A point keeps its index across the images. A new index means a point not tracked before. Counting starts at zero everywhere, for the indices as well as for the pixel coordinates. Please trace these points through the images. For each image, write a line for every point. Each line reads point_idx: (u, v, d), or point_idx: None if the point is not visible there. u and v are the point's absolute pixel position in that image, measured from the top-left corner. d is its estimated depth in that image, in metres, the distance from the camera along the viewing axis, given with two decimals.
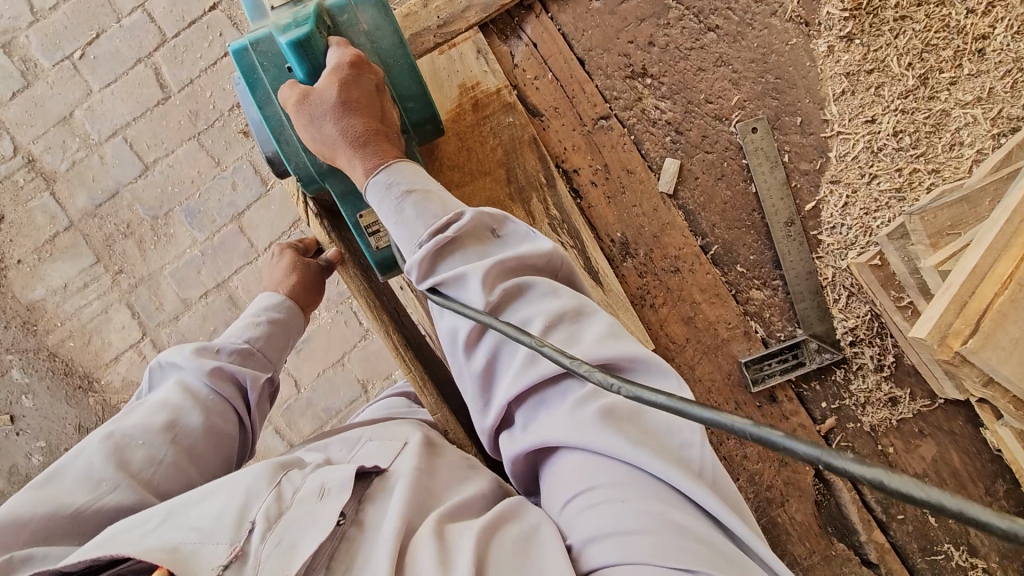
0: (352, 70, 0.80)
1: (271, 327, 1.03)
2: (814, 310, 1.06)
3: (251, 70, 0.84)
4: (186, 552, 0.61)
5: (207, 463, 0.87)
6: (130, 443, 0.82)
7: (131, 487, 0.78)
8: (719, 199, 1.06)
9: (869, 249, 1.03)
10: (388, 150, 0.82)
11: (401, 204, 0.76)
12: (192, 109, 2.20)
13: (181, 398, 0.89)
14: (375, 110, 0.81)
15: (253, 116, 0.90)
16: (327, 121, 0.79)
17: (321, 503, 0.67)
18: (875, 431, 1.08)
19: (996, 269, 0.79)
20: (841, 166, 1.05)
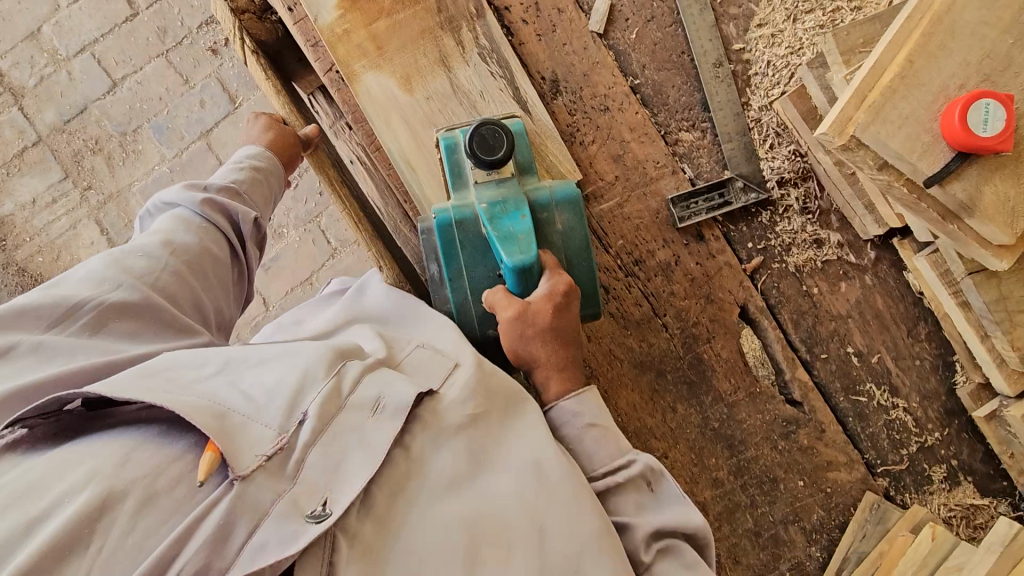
0: (564, 296, 0.84)
1: (255, 174, 1.03)
2: (741, 151, 1.08)
3: (450, 244, 0.91)
4: (234, 424, 0.65)
5: (209, 281, 0.91)
6: (130, 255, 0.85)
7: (135, 287, 0.82)
8: (650, 40, 1.08)
9: (794, 84, 1.05)
10: (574, 375, 0.86)
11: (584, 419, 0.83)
12: (160, 26, 2.21)
13: (175, 224, 0.91)
14: (566, 340, 0.85)
15: (433, 271, 0.95)
16: (537, 342, 0.84)
17: (374, 418, 0.71)
18: (800, 272, 1.10)
19: (892, 60, 0.79)
20: (768, 8, 1.06)
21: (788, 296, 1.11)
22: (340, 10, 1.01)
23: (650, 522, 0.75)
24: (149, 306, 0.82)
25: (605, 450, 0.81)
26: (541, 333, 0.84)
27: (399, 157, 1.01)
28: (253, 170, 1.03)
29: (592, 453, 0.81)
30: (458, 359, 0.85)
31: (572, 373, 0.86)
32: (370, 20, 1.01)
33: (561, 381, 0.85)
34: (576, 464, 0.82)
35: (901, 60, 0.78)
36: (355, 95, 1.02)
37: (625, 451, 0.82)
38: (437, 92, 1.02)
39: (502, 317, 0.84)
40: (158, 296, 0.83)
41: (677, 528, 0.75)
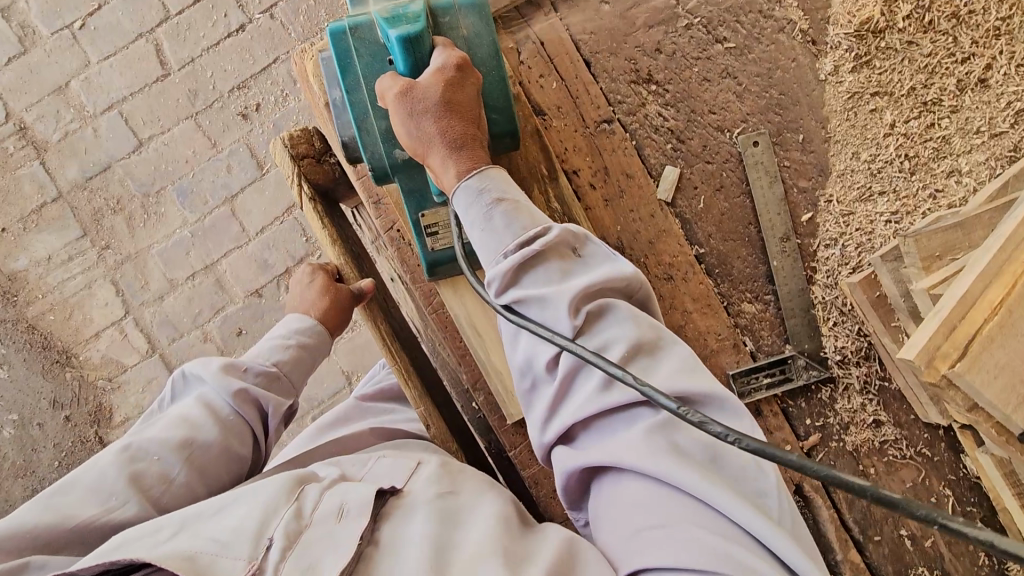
0: (456, 71, 0.76)
1: (298, 353, 1.02)
2: (804, 327, 1.06)
3: (344, 54, 0.81)
4: (204, 563, 0.65)
5: (221, 481, 0.88)
6: (143, 456, 0.83)
7: (143, 505, 0.79)
8: (717, 210, 1.06)
9: (863, 269, 1.02)
10: (478, 153, 0.77)
11: (492, 212, 0.74)
12: (192, 88, 2.18)
13: (200, 414, 0.89)
14: (464, 117, 0.76)
15: (335, 96, 0.85)
16: (429, 120, 0.74)
17: (341, 523, 0.70)
18: (857, 451, 1.08)
19: (985, 296, 0.78)
20: (838, 186, 1.05)
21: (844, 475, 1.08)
22: None
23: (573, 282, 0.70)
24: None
25: (515, 222, 0.73)
26: (430, 109, 0.74)
27: (466, 323, 1.00)
28: (296, 349, 1.01)
29: (504, 230, 0.73)
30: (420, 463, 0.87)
31: (474, 152, 0.77)
32: None
33: (463, 163, 0.76)
34: (490, 250, 0.74)
35: (997, 301, 0.77)
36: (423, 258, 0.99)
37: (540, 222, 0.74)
38: None
39: (389, 97, 0.75)
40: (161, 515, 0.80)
41: (608, 282, 0.70)
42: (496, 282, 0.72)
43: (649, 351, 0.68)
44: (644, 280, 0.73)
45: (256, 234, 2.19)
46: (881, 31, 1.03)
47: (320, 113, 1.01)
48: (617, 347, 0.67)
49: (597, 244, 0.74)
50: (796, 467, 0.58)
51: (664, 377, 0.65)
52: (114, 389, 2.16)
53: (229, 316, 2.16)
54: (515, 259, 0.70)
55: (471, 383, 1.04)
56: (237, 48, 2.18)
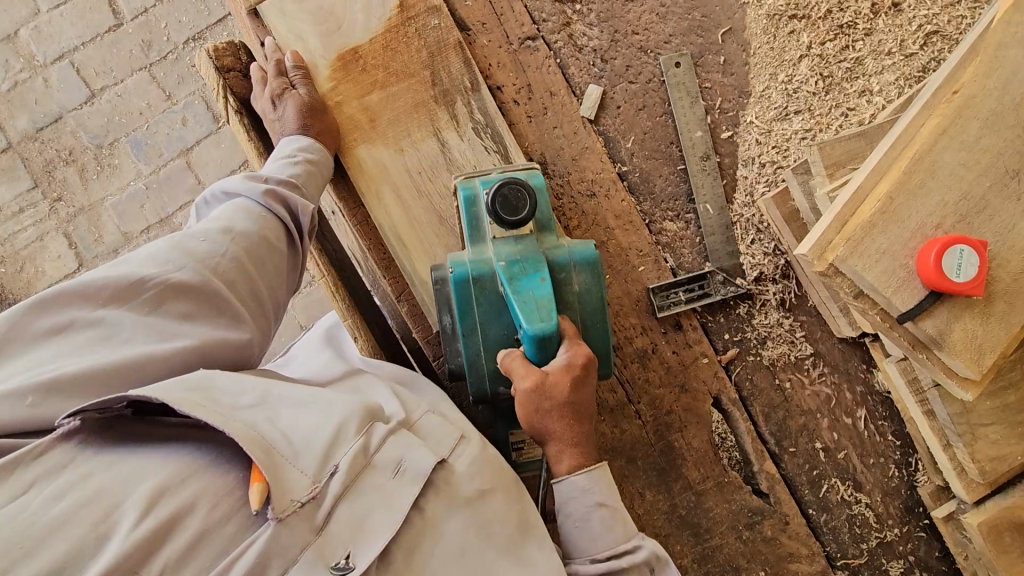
0: (583, 368, 0.77)
1: (309, 167, 0.90)
2: (723, 245, 1.09)
3: (466, 300, 0.84)
4: (277, 461, 0.63)
5: (269, 272, 0.82)
6: (190, 238, 0.76)
7: (198, 271, 0.73)
8: (640, 129, 1.08)
9: (779, 184, 1.06)
10: (587, 449, 0.79)
11: (590, 513, 0.77)
12: (145, 39, 2.15)
13: (234, 211, 0.82)
14: (582, 417, 0.78)
15: (445, 323, 0.88)
16: (553, 416, 0.76)
17: (394, 481, 0.69)
18: (774, 365, 1.12)
19: (875, 189, 0.81)
20: (758, 105, 1.08)
21: (761, 389, 1.12)
22: (333, 82, 0.98)
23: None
24: (208, 292, 0.73)
25: (609, 532, 0.77)
26: (557, 407, 0.76)
27: (390, 235, 1.00)
28: (306, 164, 0.90)
29: (600, 534, 0.77)
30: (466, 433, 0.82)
31: (586, 448, 0.79)
32: (364, 93, 0.99)
33: (575, 455, 0.78)
34: (579, 545, 0.78)
35: (883, 193, 0.80)
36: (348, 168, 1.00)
37: (631, 533, 0.78)
38: (427, 165, 1.00)
39: (518, 387, 0.76)
40: (219, 281, 0.75)
41: None
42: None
43: None
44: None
45: None
46: None
47: (243, 24, 1.01)
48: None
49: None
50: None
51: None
52: None
53: None
54: (604, 569, 0.75)
55: (395, 296, 1.03)
56: None
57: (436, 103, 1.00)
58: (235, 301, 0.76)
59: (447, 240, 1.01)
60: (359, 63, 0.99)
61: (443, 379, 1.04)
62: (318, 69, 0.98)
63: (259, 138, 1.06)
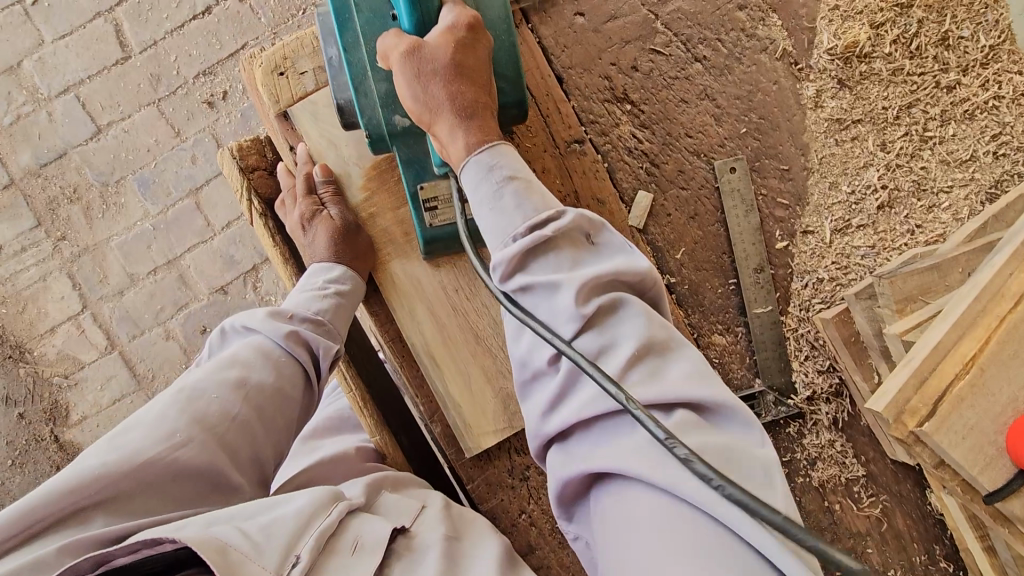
0: (468, 33, 0.67)
1: (340, 300, 0.84)
2: (775, 362, 1.03)
3: (344, 11, 0.72)
4: (234, 560, 0.58)
5: (282, 428, 0.76)
6: (200, 395, 0.70)
7: (204, 447, 0.67)
8: (690, 239, 1.01)
9: (837, 304, 1.00)
10: (490, 124, 0.67)
11: (501, 191, 0.63)
12: (154, 73, 2.06)
13: (250, 356, 0.76)
14: (476, 82, 0.67)
15: (332, 57, 0.77)
16: (437, 82, 0.65)
17: (356, 557, 0.65)
18: (823, 487, 1.06)
19: (960, 346, 0.74)
20: (815, 215, 1.01)
21: (809, 510, 1.06)
22: (366, 191, 0.91)
23: (587, 271, 0.57)
24: (211, 470, 0.67)
25: (526, 205, 0.62)
26: (442, 73, 0.65)
27: (423, 354, 0.94)
28: (336, 297, 0.84)
29: (514, 211, 0.62)
30: (427, 502, 0.82)
31: (489, 126, 0.67)
32: (400, 203, 0.91)
33: (471, 135, 0.65)
34: (493, 229, 0.62)
35: (971, 356, 0.74)
36: (380, 283, 0.93)
37: (550, 206, 0.62)
38: (464, 282, 0.93)
39: (393, 55, 0.66)
40: (224, 454, 0.69)
41: (618, 275, 0.58)
42: (500, 268, 0.60)
43: (660, 352, 0.55)
44: (658, 278, 0.61)
45: (222, 229, 2.10)
46: (864, 56, 1.00)
47: (271, 126, 0.93)
48: (629, 342, 0.55)
49: (613, 234, 0.62)
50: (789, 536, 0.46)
51: (671, 382, 0.53)
52: (71, 386, 2.07)
53: (191, 314, 2.08)
54: (525, 244, 0.59)
55: (427, 417, 0.97)
56: (203, 32, 2.06)
57: None
58: (239, 475, 0.70)
59: (484, 360, 0.94)
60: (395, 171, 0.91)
61: (477, 503, 0.98)
62: (350, 177, 0.91)
63: (285, 241, 0.99)
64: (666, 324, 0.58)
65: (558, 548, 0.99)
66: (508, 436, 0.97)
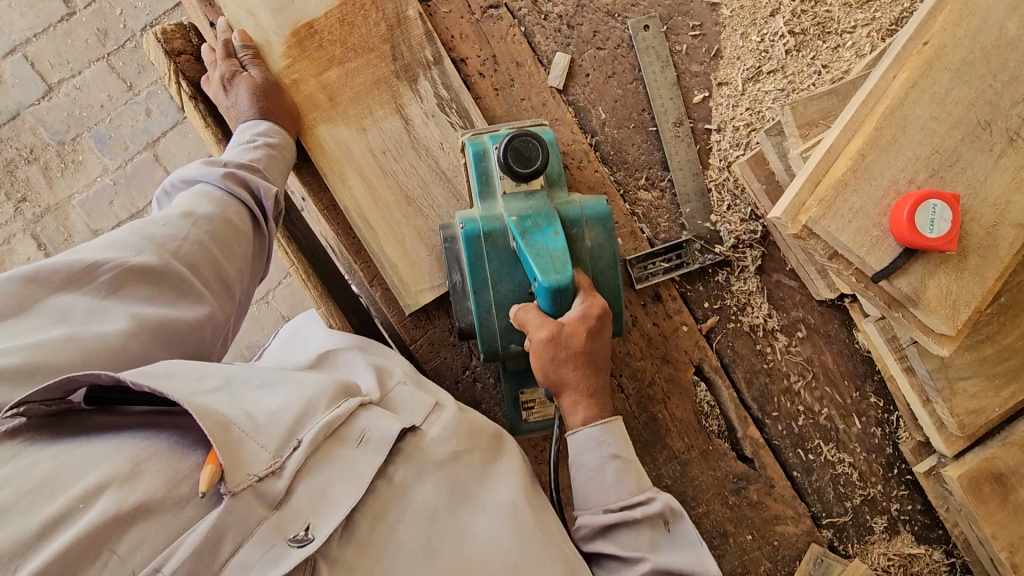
0: (598, 319, 0.76)
1: (271, 153, 0.87)
2: (699, 212, 1.07)
3: (477, 257, 0.82)
4: (235, 435, 0.60)
5: (234, 256, 0.79)
6: (149, 223, 0.73)
7: (159, 258, 0.71)
8: (610, 97, 1.05)
9: (754, 146, 1.04)
10: (603, 390, 0.78)
11: (602, 459, 0.75)
12: (100, 27, 2.06)
13: (196, 196, 0.79)
14: (597, 368, 0.77)
15: (456, 283, 0.87)
16: (569, 367, 0.75)
17: (359, 451, 0.68)
18: (754, 331, 1.11)
19: (846, 147, 0.79)
20: (728, 67, 1.06)
21: (743, 355, 1.11)
22: (288, 59, 0.94)
23: (661, 561, 0.70)
24: (167, 273, 0.71)
25: (624, 483, 0.74)
26: (573, 356, 0.75)
27: (357, 217, 0.97)
28: (266, 149, 0.87)
29: (614, 484, 0.74)
30: (440, 400, 0.83)
31: (601, 398, 0.77)
32: (322, 70, 0.95)
33: (589, 406, 0.76)
34: (584, 465, 0.75)
35: (854, 150, 0.78)
36: (308, 148, 0.96)
37: (643, 486, 0.75)
38: (390, 143, 0.97)
39: (533, 338, 0.75)
40: (179, 264, 0.72)
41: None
42: (585, 528, 0.74)
43: None
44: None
45: None
46: None
47: (191, 6, 0.96)
48: None
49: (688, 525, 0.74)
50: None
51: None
52: None
53: None
54: (611, 519, 0.72)
55: (367, 282, 1.01)
56: None
57: (398, 78, 0.97)
58: (198, 284, 0.73)
59: (416, 219, 0.98)
60: (315, 38, 0.94)
61: (422, 363, 1.03)
62: (271, 46, 0.94)
63: (217, 124, 1.02)
64: None
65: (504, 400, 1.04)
66: (446, 294, 1.01)
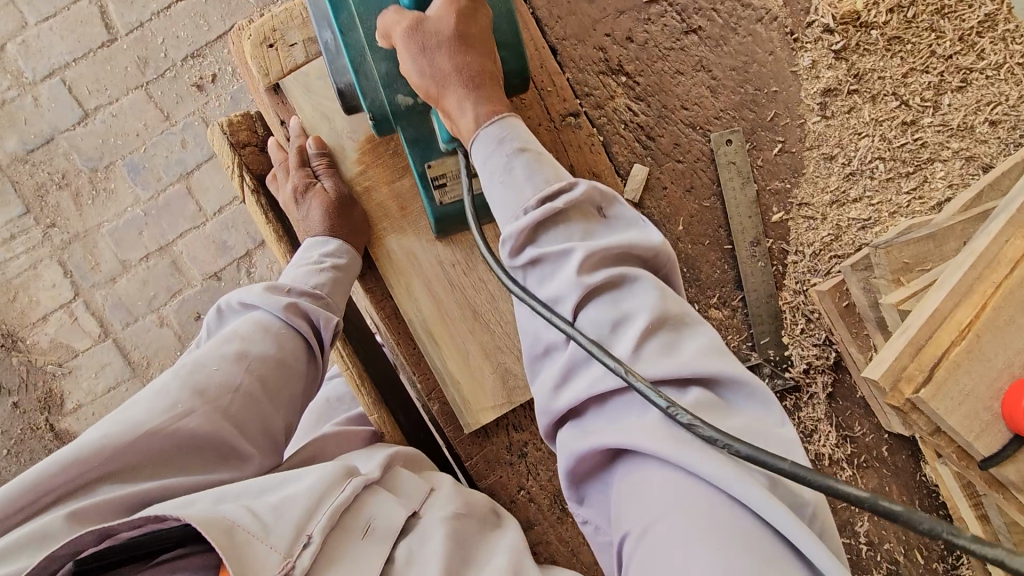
0: (468, 1, 0.67)
1: (336, 275, 0.84)
2: (771, 335, 1.03)
3: None
4: (240, 541, 0.59)
5: (287, 398, 0.76)
6: (200, 368, 0.71)
7: (209, 417, 0.68)
8: (686, 212, 1.01)
9: (834, 275, 1.00)
10: (498, 97, 0.67)
11: (512, 162, 0.60)
12: (141, 56, 2.03)
13: (251, 327, 0.76)
14: (478, 3, 0.67)
15: (327, 40, 0.76)
16: (444, 55, 0.65)
17: (369, 540, 0.66)
18: (818, 460, 1.06)
19: (956, 319, 0.74)
20: (811, 188, 1.01)
21: None
22: (360, 164, 0.90)
23: (594, 245, 0.53)
24: (218, 441, 0.68)
25: (536, 176, 0.59)
26: (446, 46, 0.65)
27: (421, 330, 0.93)
28: (332, 271, 0.83)
29: (524, 184, 0.58)
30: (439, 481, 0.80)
31: (496, 96, 0.66)
32: (393, 177, 0.90)
33: (480, 107, 0.65)
34: (503, 202, 0.59)
35: (966, 325, 0.73)
36: (376, 259, 0.92)
37: (563, 174, 0.59)
38: (461, 258, 0.92)
39: (397, 29, 0.65)
40: (228, 424, 0.69)
41: (633, 247, 0.55)
42: (510, 241, 0.56)
43: (673, 327, 0.52)
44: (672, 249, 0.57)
45: (214, 215, 2.08)
46: (865, 23, 0.98)
47: (260, 100, 0.92)
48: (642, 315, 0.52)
49: (624, 207, 0.59)
50: (808, 486, 0.44)
51: (692, 354, 0.50)
52: (66, 374, 2.06)
53: (186, 301, 2.06)
54: (536, 215, 0.55)
55: (425, 394, 0.96)
56: (190, 14, 2.02)
57: None
58: (245, 441, 0.70)
59: (481, 336, 0.94)
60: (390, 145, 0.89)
61: (475, 480, 0.98)
62: (345, 151, 0.90)
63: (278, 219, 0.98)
64: (677, 298, 0.55)
65: (558, 522, 0.99)
66: (506, 412, 0.97)
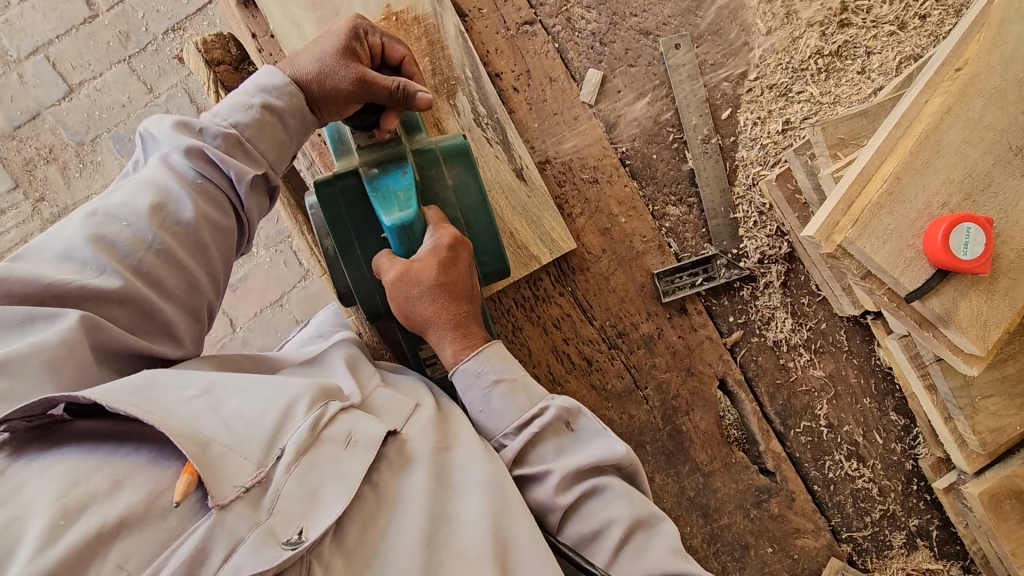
0: (450, 251, 0.82)
1: (266, 116, 0.82)
2: (726, 228, 1.08)
3: (337, 218, 0.86)
4: (214, 453, 0.62)
5: (212, 258, 0.79)
6: (110, 219, 0.74)
7: (119, 275, 0.71)
8: (641, 113, 1.07)
9: (780, 165, 1.06)
10: (473, 329, 0.83)
11: (489, 393, 0.80)
12: (123, 31, 2.07)
13: (166, 180, 0.77)
14: (462, 252, 0.83)
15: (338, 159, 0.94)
16: (426, 299, 0.80)
17: (347, 452, 0.69)
18: (777, 346, 1.12)
19: (880, 170, 0.80)
20: (756, 87, 1.07)
21: (765, 369, 1.13)
22: None
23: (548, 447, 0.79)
24: (132, 300, 0.72)
25: (513, 404, 0.80)
26: (428, 290, 0.80)
27: None
28: (259, 109, 0.81)
29: (487, 382, 0.80)
30: (420, 399, 0.83)
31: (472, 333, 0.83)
32: None
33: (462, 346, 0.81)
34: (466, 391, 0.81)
35: (888, 173, 0.80)
36: None
37: (538, 398, 0.81)
38: None
39: (387, 279, 0.81)
40: (142, 283, 0.73)
41: (602, 462, 0.77)
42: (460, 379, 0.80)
43: (569, 442, 0.80)
44: (633, 453, 0.80)
45: None
46: None
47: (232, 16, 1.02)
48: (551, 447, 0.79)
49: (589, 417, 0.81)
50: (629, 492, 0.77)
51: (653, 552, 0.74)
52: None
53: None
54: (517, 440, 0.78)
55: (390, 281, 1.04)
56: None
57: (436, 92, 1.00)
58: (169, 283, 0.75)
59: None
60: None
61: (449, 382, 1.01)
62: None
63: None
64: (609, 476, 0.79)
65: None
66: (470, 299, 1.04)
